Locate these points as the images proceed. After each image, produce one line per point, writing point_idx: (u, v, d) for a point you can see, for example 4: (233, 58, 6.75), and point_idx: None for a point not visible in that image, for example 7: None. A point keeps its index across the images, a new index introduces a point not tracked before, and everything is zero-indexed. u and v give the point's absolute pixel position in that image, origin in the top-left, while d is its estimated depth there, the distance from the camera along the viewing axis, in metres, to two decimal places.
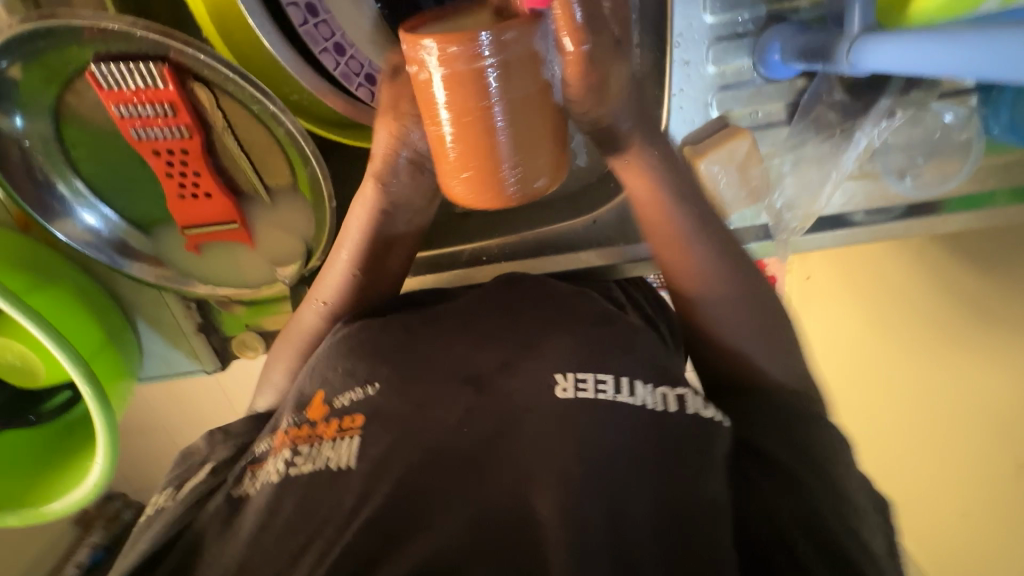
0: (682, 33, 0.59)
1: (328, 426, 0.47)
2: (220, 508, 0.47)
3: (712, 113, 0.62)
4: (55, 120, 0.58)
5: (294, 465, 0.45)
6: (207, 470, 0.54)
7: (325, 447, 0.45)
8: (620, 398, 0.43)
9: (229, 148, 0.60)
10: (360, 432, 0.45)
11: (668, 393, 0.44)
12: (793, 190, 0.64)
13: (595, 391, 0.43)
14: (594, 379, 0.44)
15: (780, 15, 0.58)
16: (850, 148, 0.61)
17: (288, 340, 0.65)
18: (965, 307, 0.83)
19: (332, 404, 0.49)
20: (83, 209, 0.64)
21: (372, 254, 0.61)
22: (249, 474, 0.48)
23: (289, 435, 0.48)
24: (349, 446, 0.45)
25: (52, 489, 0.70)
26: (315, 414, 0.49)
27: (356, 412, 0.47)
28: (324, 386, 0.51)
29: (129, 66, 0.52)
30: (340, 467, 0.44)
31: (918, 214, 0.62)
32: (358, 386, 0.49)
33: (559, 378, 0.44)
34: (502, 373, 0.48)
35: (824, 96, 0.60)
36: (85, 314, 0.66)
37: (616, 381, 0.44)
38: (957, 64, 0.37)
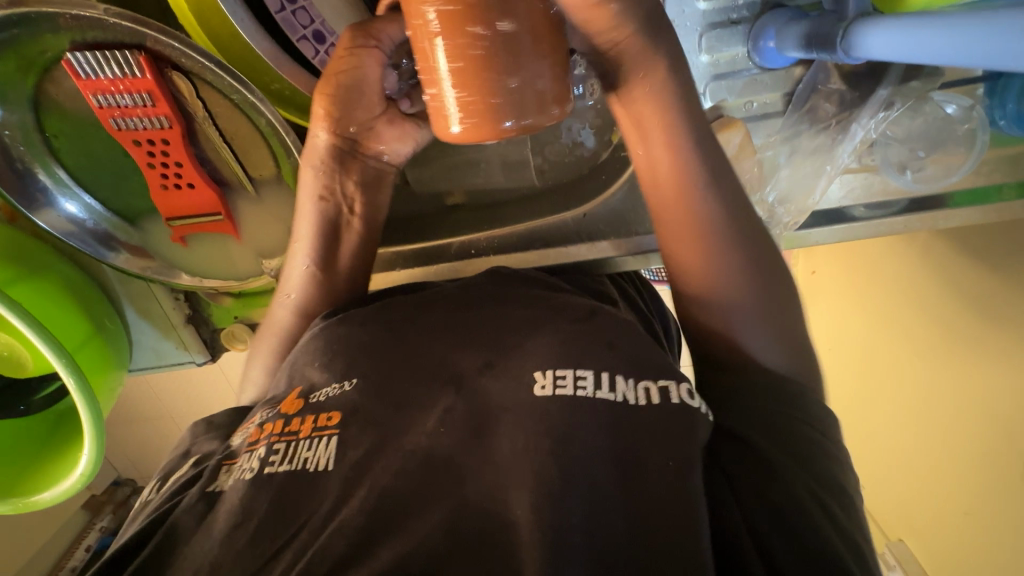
0: (674, 20, 0.57)
1: (302, 423, 0.45)
2: (194, 504, 0.45)
3: (706, 103, 0.60)
4: (35, 110, 0.57)
5: (270, 463, 0.43)
6: (189, 463, 0.53)
7: (302, 446, 0.44)
8: (600, 393, 0.40)
9: (210, 138, 0.59)
10: (337, 432, 0.44)
11: (650, 387, 0.41)
12: (787, 183, 0.62)
13: (574, 387, 0.41)
14: (574, 375, 0.41)
15: (776, 1, 0.56)
16: (847, 140, 0.59)
17: (264, 335, 0.62)
18: (969, 305, 0.80)
19: (306, 400, 0.48)
20: (67, 200, 0.64)
21: (327, 242, 0.59)
22: (224, 470, 0.47)
23: (262, 432, 0.47)
24: (326, 447, 0.43)
25: (41, 479, 0.70)
26: (288, 410, 0.47)
27: (332, 411, 0.45)
28: (300, 384, 0.50)
29: (106, 54, 0.51)
30: (317, 469, 0.42)
31: (921, 208, 0.59)
32: (335, 383, 0.48)
33: (538, 376, 0.42)
34: (484, 375, 0.44)
35: (820, 86, 0.58)
36: (70, 306, 0.66)
37: (597, 378, 0.41)
38: (955, 52, 0.35)
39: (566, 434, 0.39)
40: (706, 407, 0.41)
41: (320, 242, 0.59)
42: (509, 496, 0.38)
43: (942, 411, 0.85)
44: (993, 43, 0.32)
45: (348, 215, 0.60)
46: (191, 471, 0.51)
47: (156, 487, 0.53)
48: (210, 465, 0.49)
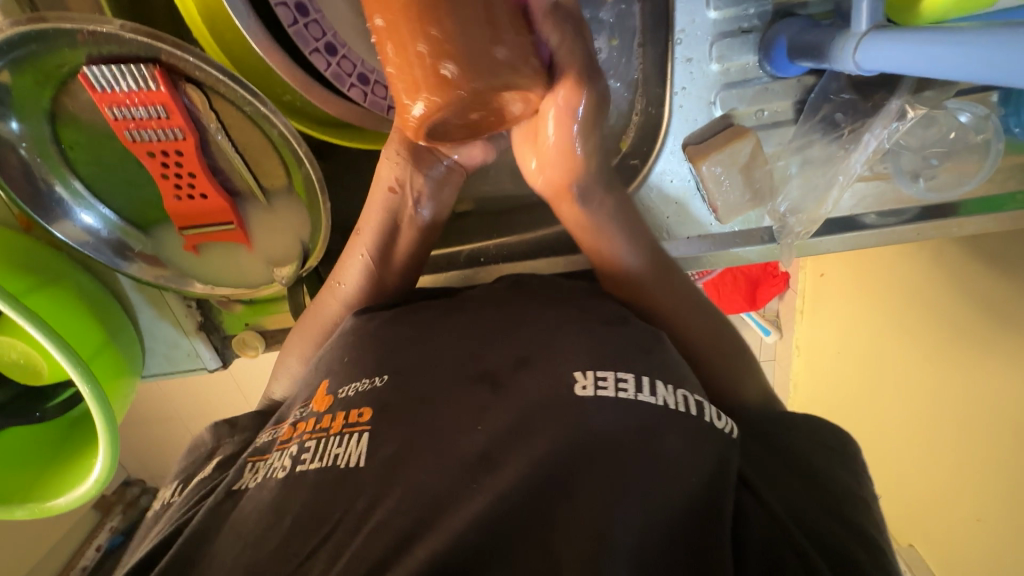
0: (684, 30, 0.57)
1: (334, 419, 0.44)
2: (221, 504, 0.45)
3: (717, 112, 0.60)
4: (51, 122, 0.58)
5: (301, 461, 0.42)
6: (213, 464, 0.52)
7: (333, 443, 0.42)
8: (641, 397, 0.41)
9: (222, 148, 0.60)
10: (368, 428, 0.42)
11: (689, 395, 0.42)
12: (798, 193, 0.61)
13: (616, 390, 0.41)
14: (614, 378, 0.42)
15: (787, 10, 0.55)
16: (860, 150, 0.58)
17: (305, 328, 0.63)
18: (981, 312, 0.80)
19: (337, 395, 0.47)
20: (82, 210, 0.64)
21: (388, 239, 0.60)
22: (250, 468, 0.47)
23: (296, 430, 0.46)
24: (357, 443, 0.42)
25: (54, 485, 0.72)
26: (321, 407, 0.46)
27: (363, 407, 0.44)
28: (329, 379, 0.49)
29: (122, 67, 0.52)
30: (349, 465, 0.41)
31: (931, 217, 0.61)
32: (367, 378, 0.47)
33: (579, 376, 0.42)
34: (519, 370, 0.44)
35: (832, 95, 0.58)
36: (85, 314, 0.67)
37: (637, 380, 0.42)
38: (964, 66, 0.35)
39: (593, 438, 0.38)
40: (731, 425, 0.44)
41: (383, 238, 0.60)
42: (532, 504, 0.38)
43: (951, 417, 0.85)
44: (998, 58, 0.32)
45: (415, 215, 0.60)
46: (213, 477, 0.51)
47: (178, 490, 0.53)
48: (238, 462, 0.49)
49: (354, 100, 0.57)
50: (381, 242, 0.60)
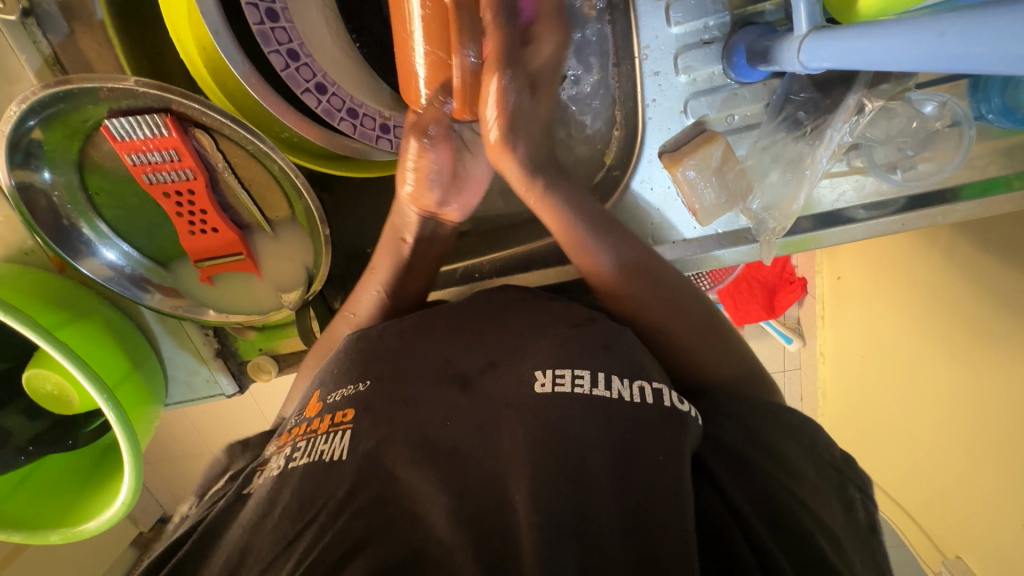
0: (649, 45, 0.60)
1: (321, 421, 0.48)
2: (230, 505, 0.47)
3: (688, 120, 0.62)
4: (79, 171, 0.64)
5: (293, 458, 0.45)
6: (228, 475, 0.55)
7: (320, 440, 0.46)
8: (596, 391, 0.43)
9: (230, 185, 0.65)
10: (351, 425, 0.46)
11: (645, 386, 0.44)
12: (771, 192, 0.63)
13: (572, 386, 0.44)
14: (572, 374, 0.44)
15: (746, 19, 0.58)
16: (824, 145, 0.59)
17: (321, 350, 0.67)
18: (994, 299, 0.79)
19: (325, 401, 0.50)
20: (106, 248, 0.70)
21: (400, 276, 0.63)
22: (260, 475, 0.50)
23: (290, 436, 0.49)
24: (340, 439, 0.45)
25: (86, 507, 0.76)
26: (311, 413, 0.50)
27: (346, 408, 0.47)
28: (319, 389, 0.53)
29: (138, 118, 0.58)
30: (330, 459, 0.44)
31: (919, 206, 0.61)
32: (351, 383, 0.50)
33: (539, 374, 0.45)
34: (486, 372, 0.47)
35: (793, 96, 0.60)
36: (111, 345, 0.72)
37: (594, 376, 0.44)
38: (903, 55, 0.37)
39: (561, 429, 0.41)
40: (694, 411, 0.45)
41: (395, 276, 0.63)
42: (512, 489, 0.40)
43: (980, 413, 0.81)
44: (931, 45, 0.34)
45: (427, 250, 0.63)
46: (227, 485, 0.53)
47: (192, 502, 0.56)
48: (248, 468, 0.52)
49: (345, 132, 0.62)
50: (393, 279, 0.63)
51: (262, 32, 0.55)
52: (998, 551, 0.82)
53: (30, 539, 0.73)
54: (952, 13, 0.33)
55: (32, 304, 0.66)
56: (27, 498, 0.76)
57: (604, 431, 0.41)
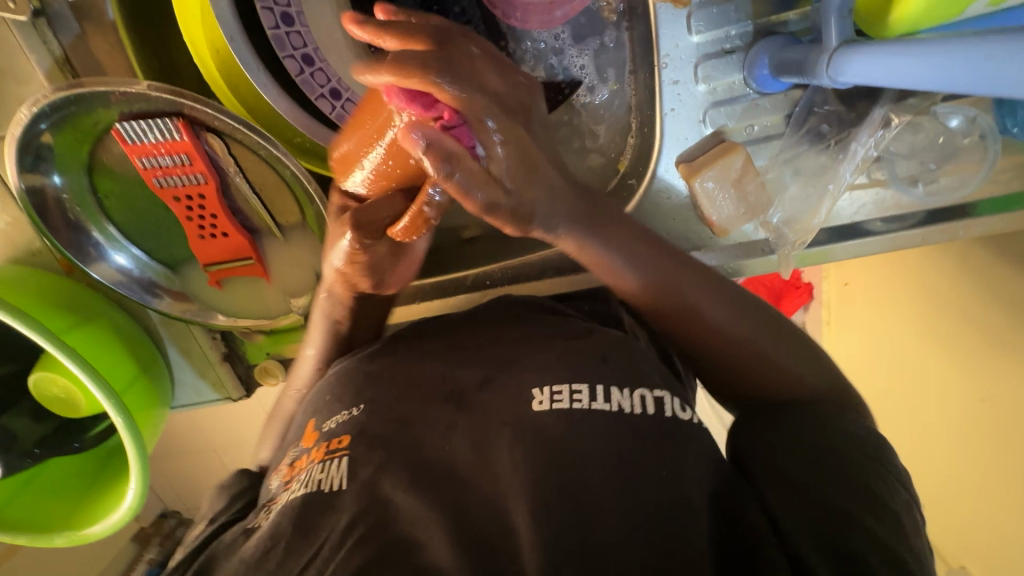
0: (668, 54, 0.59)
1: (318, 449, 0.49)
2: (234, 539, 0.48)
3: (707, 130, 0.62)
4: (89, 174, 0.63)
5: (293, 491, 0.47)
6: (202, 523, 0.54)
7: (317, 469, 0.47)
8: (595, 405, 0.44)
9: (240, 189, 0.65)
10: (347, 452, 0.47)
11: (646, 395, 0.46)
12: (792, 204, 0.62)
13: (570, 401, 0.45)
14: (569, 390, 0.45)
15: (768, 29, 0.57)
16: (847, 159, 0.59)
17: (270, 424, 0.68)
18: (1003, 307, 0.79)
19: (321, 430, 0.51)
20: (115, 251, 0.69)
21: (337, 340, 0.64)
22: (262, 509, 0.50)
23: (293, 470, 0.50)
24: (338, 467, 0.46)
25: (91, 513, 0.75)
26: (309, 442, 0.51)
27: (342, 434, 0.48)
28: (314, 417, 0.53)
29: (150, 122, 0.58)
30: (330, 489, 0.45)
31: (939, 220, 0.60)
32: (345, 409, 0.51)
33: (536, 392, 0.46)
34: (482, 389, 0.48)
35: (817, 107, 0.59)
36: (119, 349, 0.72)
37: (591, 390, 0.45)
38: (930, 77, 0.35)
39: (566, 454, 0.42)
40: (695, 415, 0.47)
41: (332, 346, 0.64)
42: (513, 507, 0.40)
43: (991, 429, 0.80)
44: (957, 71, 0.33)
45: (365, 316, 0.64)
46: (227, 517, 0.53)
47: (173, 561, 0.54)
48: (251, 508, 0.52)
49: None
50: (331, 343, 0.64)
51: (278, 36, 0.54)
52: (1001, 563, 0.81)
53: (36, 542, 0.73)
54: (1011, 34, 0.30)
55: (41, 307, 0.66)
56: (33, 500, 0.75)
57: (603, 451, 0.42)
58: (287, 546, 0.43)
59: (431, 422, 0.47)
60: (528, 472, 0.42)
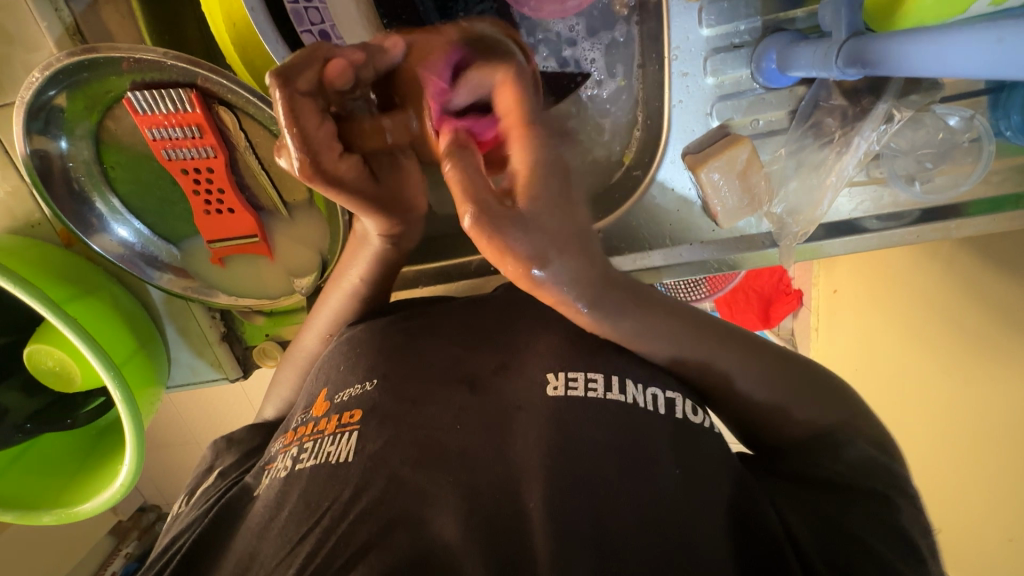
0: (679, 46, 0.61)
1: (329, 421, 0.49)
2: (236, 504, 0.48)
3: (713, 123, 0.63)
4: (96, 144, 0.63)
5: (300, 460, 0.47)
6: (215, 473, 0.56)
7: (327, 441, 0.47)
8: (610, 395, 0.45)
9: (249, 164, 0.64)
10: (358, 427, 0.47)
11: (658, 394, 0.46)
12: (795, 196, 0.64)
13: (585, 390, 0.46)
14: (585, 378, 0.46)
15: (777, 26, 0.59)
16: (851, 153, 0.60)
17: (292, 362, 0.66)
18: (979, 308, 0.82)
19: (332, 401, 0.51)
20: (118, 224, 0.69)
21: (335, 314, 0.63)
22: (260, 473, 0.50)
23: (296, 434, 0.50)
24: (348, 441, 0.46)
25: (81, 490, 0.74)
26: (319, 411, 0.51)
27: (355, 408, 0.48)
28: (327, 387, 0.53)
29: (162, 92, 0.57)
30: (339, 460, 0.45)
31: (932, 219, 0.63)
32: (357, 383, 0.51)
33: (551, 377, 0.47)
34: (498, 373, 0.49)
35: (823, 102, 0.60)
36: (118, 324, 0.71)
37: (607, 381, 0.46)
38: (938, 62, 0.37)
39: (574, 432, 0.43)
40: (710, 419, 0.48)
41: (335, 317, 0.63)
42: (522, 485, 0.41)
43: (974, 430, 0.81)
44: (967, 55, 0.34)
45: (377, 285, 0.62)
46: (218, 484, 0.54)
47: (181, 502, 0.56)
48: (253, 468, 0.52)
49: None
50: (342, 309, 0.63)
51: (296, 11, 0.55)
52: (976, 560, 0.83)
53: (22, 519, 0.72)
54: (1009, 18, 0.31)
55: (43, 277, 0.65)
56: (21, 474, 0.74)
57: (607, 430, 0.43)
58: (290, 515, 0.43)
59: (438, 400, 0.47)
60: (534, 448, 0.42)
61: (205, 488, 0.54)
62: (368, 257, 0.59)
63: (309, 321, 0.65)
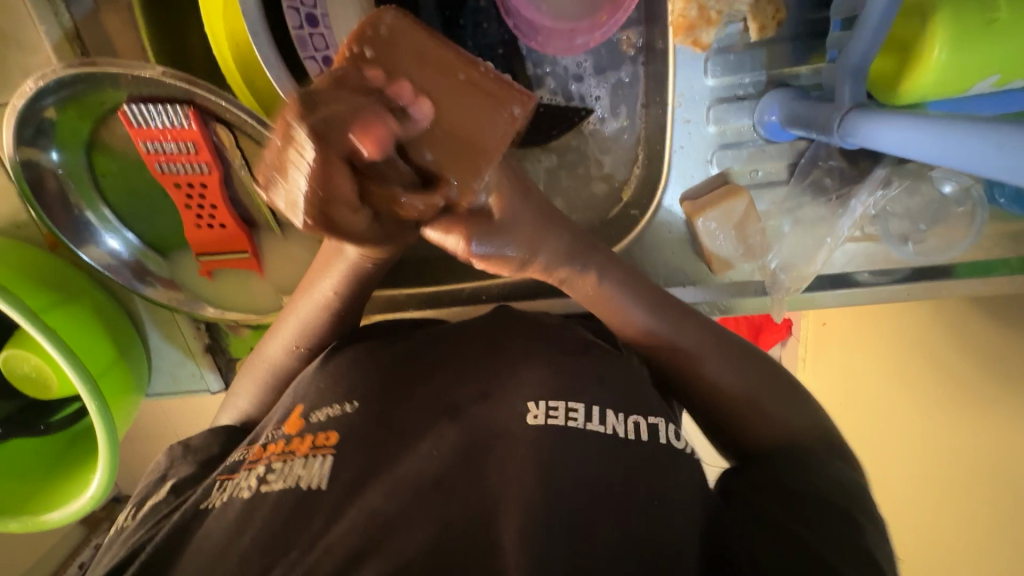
0: (683, 94, 0.61)
1: (302, 442, 0.48)
2: (186, 523, 0.46)
3: (712, 170, 0.63)
4: (88, 152, 0.62)
5: (267, 482, 0.46)
6: (168, 488, 0.54)
7: (298, 464, 0.46)
8: (590, 426, 0.45)
9: (243, 182, 0.63)
10: (332, 452, 0.46)
11: (640, 422, 0.46)
12: (790, 250, 0.64)
13: (566, 419, 0.45)
14: (565, 408, 0.46)
15: (782, 81, 0.59)
16: (847, 214, 0.62)
17: (252, 370, 0.65)
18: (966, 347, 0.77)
19: (308, 418, 0.50)
20: (108, 235, 0.67)
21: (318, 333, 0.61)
22: (217, 487, 0.49)
23: (264, 452, 0.49)
24: (320, 465, 0.46)
25: (48, 498, 0.73)
26: (292, 428, 0.50)
27: (330, 431, 0.48)
28: (303, 402, 0.53)
29: (159, 107, 0.56)
30: (311, 486, 0.44)
31: (921, 278, 0.62)
32: (337, 403, 0.51)
33: (531, 407, 0.46)
34: (480, 404, 0.48)
35: (821, 161, 0.61)
36: (98, 331, 0.69)
37: (588, 410, 0.46)
38: (925, 150, 0.36)
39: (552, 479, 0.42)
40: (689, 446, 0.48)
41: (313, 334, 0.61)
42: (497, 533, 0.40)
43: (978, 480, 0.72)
44: (954, 150, 0.33)
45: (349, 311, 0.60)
46: (173, 501, 0.52)
47: (132, 513, 0.53)
48: (207, 480, 0.51)
49: None
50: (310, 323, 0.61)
51: (301, 36, 0.54)
52: None
53: None
54: (1000, 123, 0.31)
55: (23, 283, 0.64)
56: None
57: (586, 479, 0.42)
58: (252, 543, 0.42)
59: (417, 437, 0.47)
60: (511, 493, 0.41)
61: (162, 502, 0.52)
62: (343, 269, 0.56)
63: (275, 330, 0.63)
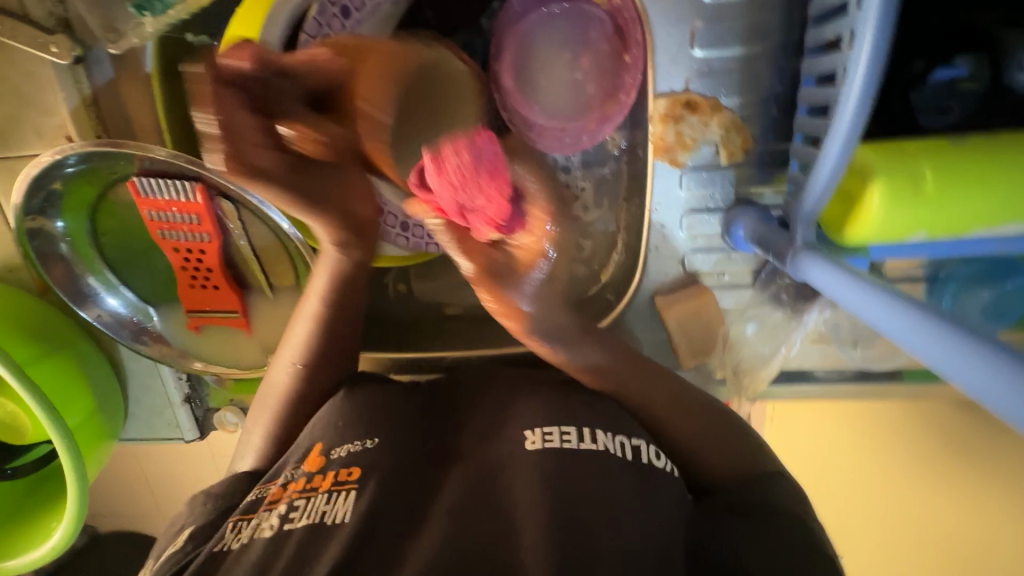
0: (660, 202, 0.66)
1: (325, 477, 0.49)
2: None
3: (684, 269, 0.68)
4: (92, 220, 0.66)
5: (289, 519, 0.46)
6: (183, 538, 0.52)
7: (322, 499, 0.47)
8: (583, 443, 0.47)
9: (240, 250, 0.66)
10: (357, 486, 0.48)
11: (625, 439, 0.48)
12: (751, 352, 0.70)
13: (560, 440, 0.47)
14: (559, 430, 0.48)
15: (748, 198, 0.65)
16: (801, 325, 0.67)
17: (263, 400, 0.64)
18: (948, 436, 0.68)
19: (329, 456, 0.52)
20: (108, 294, 0.70)
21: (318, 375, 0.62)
22: (234, 527, 0.48)
23: (285, 490, 0.50)
24: (345, 500, 0.47)
25: (11, 542, 0.72)
26: (313, 466, 0.51)
27: (352, 466, 0.50)
28: (320, 440, 0.54)
29: (169, 181, 0.60)
30: (335, 521, 0.45)
31: (864, 379, 0.68)
32: (357, 439, 0.52)
33: (528, 431, 0.49)
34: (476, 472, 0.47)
35: (779, 277, 0.66)
36: (80, 380, 0.70)
37: (579, 430, 0.48)
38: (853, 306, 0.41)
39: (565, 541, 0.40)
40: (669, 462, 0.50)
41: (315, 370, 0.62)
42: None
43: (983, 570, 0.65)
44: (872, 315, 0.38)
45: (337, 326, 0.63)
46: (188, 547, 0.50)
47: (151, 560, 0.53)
48: (223, 524, 0.50)
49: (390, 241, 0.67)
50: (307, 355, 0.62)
51: None
52: None
53: None
54: (916, 307, 0.34)
55: (14, 336, 0.65)
56: None
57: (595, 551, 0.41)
58: None
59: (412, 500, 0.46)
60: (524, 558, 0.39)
61: (177, 552, 0.50)
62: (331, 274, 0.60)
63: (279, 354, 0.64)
